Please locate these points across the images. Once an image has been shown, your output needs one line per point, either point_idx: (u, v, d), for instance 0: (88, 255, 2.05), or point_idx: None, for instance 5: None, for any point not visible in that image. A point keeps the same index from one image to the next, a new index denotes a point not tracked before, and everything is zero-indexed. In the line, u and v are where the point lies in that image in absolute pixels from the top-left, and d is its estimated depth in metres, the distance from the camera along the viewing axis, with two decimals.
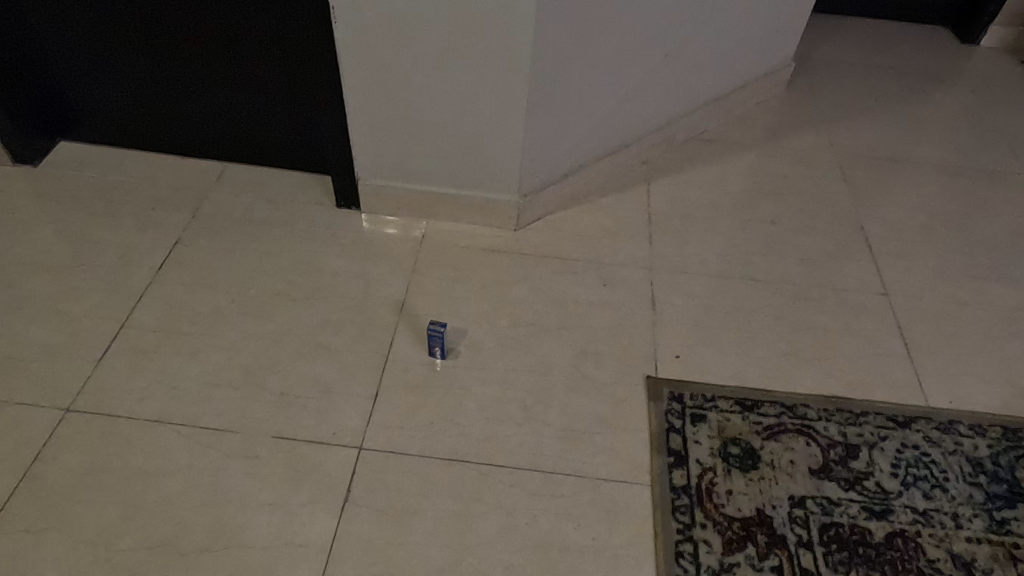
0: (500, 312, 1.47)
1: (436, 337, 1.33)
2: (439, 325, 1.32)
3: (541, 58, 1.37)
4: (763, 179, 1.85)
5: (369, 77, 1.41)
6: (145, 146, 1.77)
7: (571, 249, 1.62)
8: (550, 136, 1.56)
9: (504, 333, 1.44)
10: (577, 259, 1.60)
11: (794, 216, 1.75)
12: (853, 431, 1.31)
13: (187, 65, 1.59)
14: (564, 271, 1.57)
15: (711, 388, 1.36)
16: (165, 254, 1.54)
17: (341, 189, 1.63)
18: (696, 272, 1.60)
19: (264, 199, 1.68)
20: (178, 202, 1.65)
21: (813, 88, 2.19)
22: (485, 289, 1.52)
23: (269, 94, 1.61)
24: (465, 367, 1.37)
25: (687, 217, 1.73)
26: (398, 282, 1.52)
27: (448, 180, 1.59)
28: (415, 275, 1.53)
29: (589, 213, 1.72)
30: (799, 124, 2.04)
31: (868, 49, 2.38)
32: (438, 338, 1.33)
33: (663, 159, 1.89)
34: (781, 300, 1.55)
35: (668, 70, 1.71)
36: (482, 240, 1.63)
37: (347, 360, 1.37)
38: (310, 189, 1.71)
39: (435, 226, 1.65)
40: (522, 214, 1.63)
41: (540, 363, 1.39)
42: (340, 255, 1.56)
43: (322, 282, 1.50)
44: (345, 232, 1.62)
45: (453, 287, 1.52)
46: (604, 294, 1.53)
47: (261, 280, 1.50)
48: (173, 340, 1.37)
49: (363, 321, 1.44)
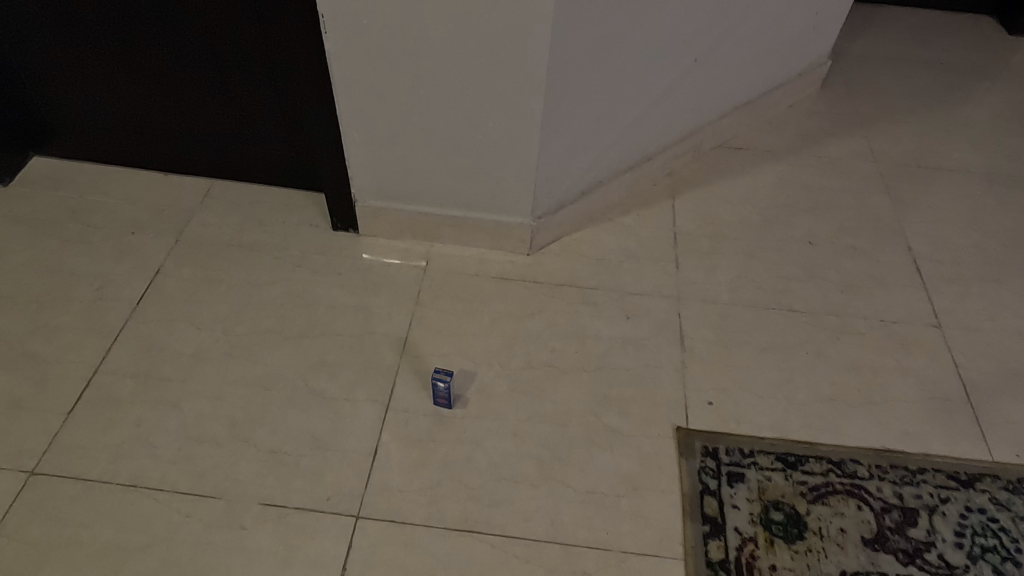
0: (512, 351, 1.33)
1: (439, 386, 1.21)
2: (444, 373, 1.20)
3: (558, 70, 1.21)
4: (799, 193, 1.69)
5: (365, 93, 1.26)
6: (126, 162, 1.63)
7: (591, 277, 1.47)
8: (567, 154, 1.40)
9: (518, 375, 1.30)
10: (597, 287, 1.45)
11: (836, 234, 1.59)
12: (909, 492, 1.17)
13: (167, 75, 1.44)
14: (583, 302, 1.43)
15: (748, 441, 1.22)
16: (144, 285, 1.40)
17: (338, 211, 1.49)
18: (728, 302, 1.44)
19: (254, 220, 1.54)
20: (160, 225, 1.51)
21: (850, 87, 2.01)
22: (497, 323, 1.38)
23: (258, 107, 1.46)
24: (473, 416, 1.23)
25: (717, 237, 1.57)
26: (400, 317, 1.37)
27: (454, 202, 1.44)
28: (419, 307, 1.39)
29: (610, 234, 1.56)
30: (837, 129, 1.87)
31: (908, 42, 2.19)
32: (442, 388, 1.21)
33: (688, 171, 1.72)
34: (824, 334, 1.40)
35: (697, 75, 1.54)
36: (492, 266, 1.48)
37: (343, 410, 1.23)
38: (304, 209, 1.57)
39: (441, 251, 1.50)
40: (536, 237, 1.49)
41: (558, 412, 1.25)
42: (337, 286, 1.42)
43: (316, 318, 1.36)
44: (342, 258, 1.47)
45: (461, 321, 1.37)
46: (627, 328, 1.38)
47: (249, 315, 1.36)
48: (152, 387, 1.24)
49: (361, 363, 1.30)
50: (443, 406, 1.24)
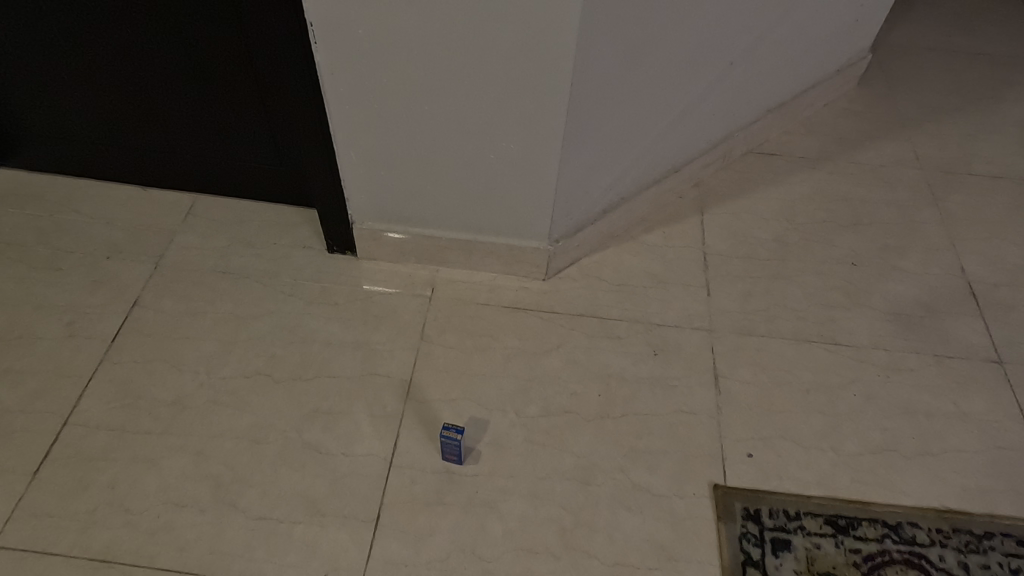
0: (528, 395, 1.20)
1: (450, 445, 1.08)
2: (454, 432, 1.06)
3: (582, 85, 1.06)
4: (839, 206, 1.54)
5: (362, 110, 1.11)
6: (102, 174, 1.48)
7: (614, 306, 1.34)
8: (589, 172, 1.26)
9: (536, 424, 1.17)
10: (620, 317, 1.32)
11: (881, 254, 1.45)
12: (976, 562, 1.05)
13: (141, 83, 1.28)
14: (605, 335, 1.29)
15: (794, 501, 1.10)
16: (119, 319, 1.26)
17: (334, 233, 1.35)
18: (765, 335, 1.31)
19: (242, 242, 1.39)
20: (138, 249, 1.37)
21: (891, 81, 1.85)
22: (511, 362, 1.24)
23: (243, 119, 1.31)
24: (486, 474, 1.11)
25: (750, 258, 1.43)
26: (404, 355, 1.24)
27: (462, 225, 1.30)
28: (425, 343, 1.26)
29: (633, 255, 1.42)
30: (877, 131, 1.71)
31: (951, 30, 2.02)
32: (453, 447, 1.08)
33: (717, 181, 1.58)
34: (871, 373, 1.26)
35: (731, 80, 1.39)
36: (504, 294, 1.34)
37: (341, 467, 1.10)
38: (296, 228, 1.42)
39: (448, 276, 1.37)
40: (553, 261, 1.35)
41: (581, 469, 1.12)
42: (333, 319, 1.29)
43: (311, 357, 1.23)
44: (339, 287, 1.34)
45: (471, 360, 1.24)
46: (655, 367, 1.25)
47: (236, 355, 1.23)
48: (127, 442, 1.11)
49: (361, 412, 1.17)
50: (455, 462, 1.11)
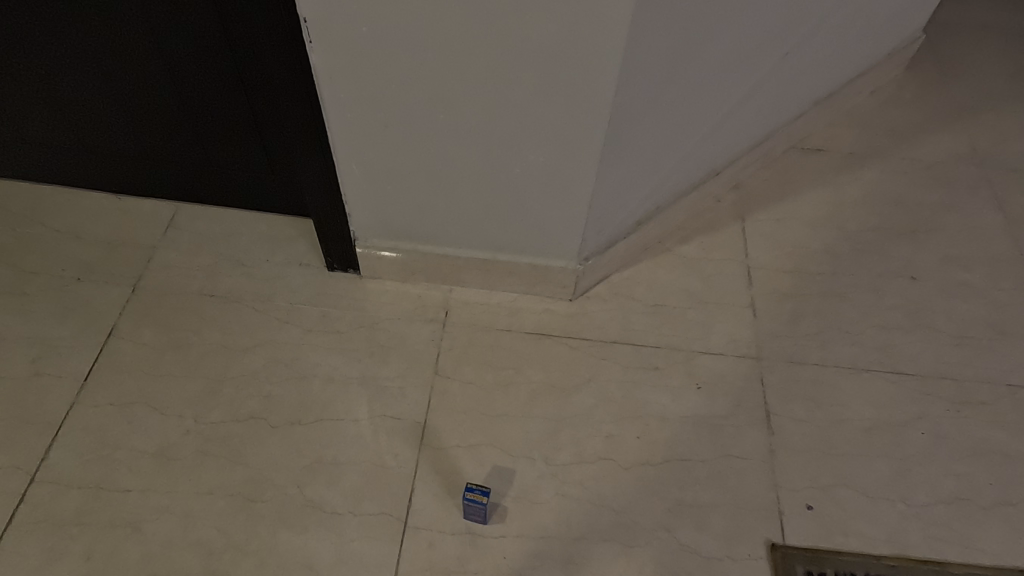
0: (558, 439, 1.07)
1: (477, 509, 0.96)
2: (481, 496, 0.94)
3: (627, 91, 0.91)
4: (893, 211, 1.39)
5: (367, 120, 0.96)
6: (70, 182, 1.31)
7: (649, 331, 1.20)
8: (626, 184, 1.11)
9: (568, 474, 1.03)
10: (657, 345, 1.18)
11: (942, 266, 1.31)
12: None
13: (109, 83, 1.12)
14: (641, 366, 1.15)
15: (861, 563, 0.98)
16: (94, 353, 1.12)
17: (335, 251, 1.20)
18: (819, 363, 1.17)
19: (232, 260, 1.24)
20: (114, 268, 1.22)
21: (944, 64, 1.68)
22: (537, 400, 1.11)
23: (230, 123, 1.15)
24: (514, 535, 0.98)
25: (798, 273, 1.29)
26: (416, 394, 1.10)
27: (481, 242, 1.15)
28: (439, 379, 1.12)
29: (668, 270, 1.28)
30: (931, 122, 1.55)
31: (1006, 6, 1.84)
32: (481, 511, 0.96)
33: (757, 183, 1.42)
34: (939, 406, 1.13)
35: (781, 74, 1.23)
36: (526, 319, 1.20)
37: (351, 529, 0.97)
38: (292, 242, 1.27)
39: (463, 298, 1.22)
40: (581, 280, 1.20)
41: (620, 528, 0.99)
42: (335, 351, 1.14)
43: (312, 396, 1.09)
44: (340, 312, 1.19)
45: (492, 398, 1.10)
46: (698, 403, 1.12)
47: (227, 395, 1.08)
48: (103, 503, 0.97)
49: (370, 462, 1.03)
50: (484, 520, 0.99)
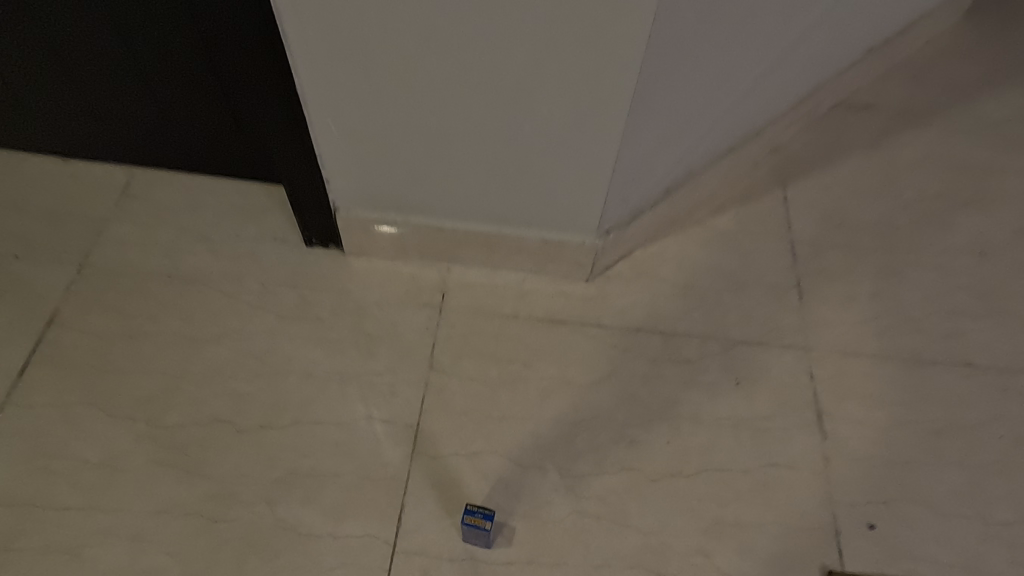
0: (574, 446, 0.91)
1: (480, 533, 0.81)
2: (483, 520, 0.79)
3: (666, 28, 0.73)
4: (956, 176, 1.21)
5: (342, 64, 0.78)
6: (9, 143, 1.14)
7: (679, 316, 1.03)
8: (656, 144, 0.93)
9: (586, 487, 0.88)
10: (687, 333, 1.02)
11: (1014, 240, 1.13)
12: None
13: (41, 21, 0.94)
14: (671, 359, 0.99)
15: None
16: (33, 344, 0.96)
17: (314, 223, 1.03)
18: (877, 354, 1.01)
19: (196, 234, 1.07)
20: (59, 244, 1.05)
21: (1008, 9, 1.47)
22: (549, 399, 0.95)
23: (187, 70, 0.97)
24: (523, 561, 0.83)
25: (849, 249, 1.12)
26: (408, 392, 0.94)
27: (484, 213, 0.98)
28: (436, 374, 0.96)
29: (700, 246, 1.11)
30: (996, 75, 1.36)
31: None
32: (485, 536, 0.81)
33: (800, 145, 1.24)
34: (1018, 405, 0.97)
35: (836, 14, 1.04)
36: (536, 302, 1.04)
37: (330, 556, 0.83)
38: (265, 214, 1.10)
39: (463, 279, 1.05)
40: (600, 257, 1.03)
41: (649, 552, 0.84)
42: (315, 341, 0.98)
43: (286, 395, 0.93)
44: (320, 295, 1.02)
45: (497, 397, 0.95)
46: (737, 403, 0.96)
47: (187, 393, 0.93)
48: (37, 526, 0.82)
49: (354, 474, 0.88)
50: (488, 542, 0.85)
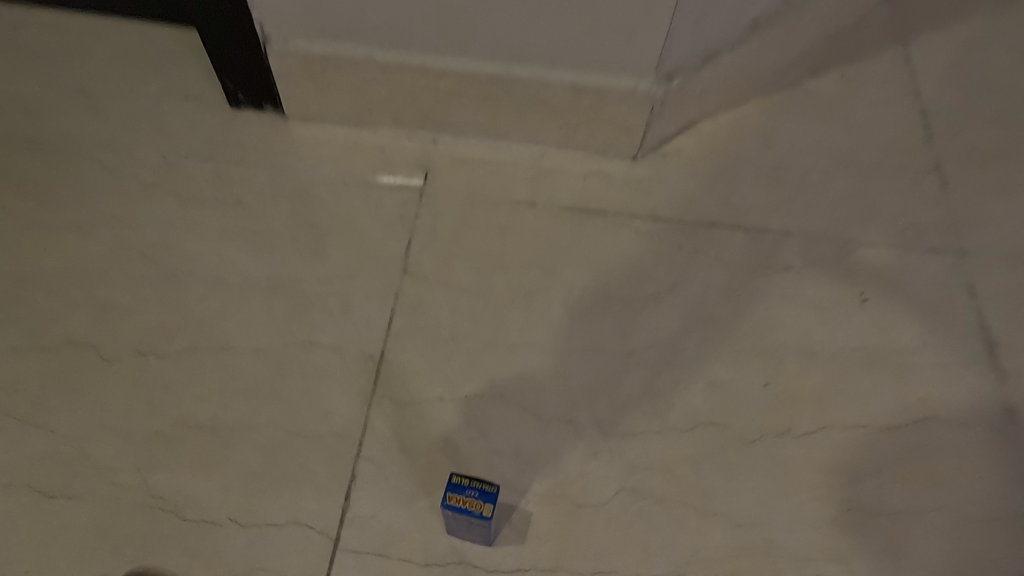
0: (623, 390, 0.59)
1: (476, 525, 0.48)
2: (479, 504, 0.46)
3: None
4: None
5: None
6: None
7: (770, 208, 0.71)
8: None
9: (642, 453, 0.56)
10: (783, 231, 0.69)
11: None
12: None
13: None
14: (761, 267, 0.67)
15: None
16: None
17: (236, 69, 0.69)
18: None
19: (68, 85, 0.74)
20: None
21: None
22: (582, 321, 0.63)
23: None
24: (544, 564, 0.53)
25: (1009, 120, 0.78)
26: (368, 307, 0.63)
27: (480, 42, 0.64)
28: (411, 283, 0.64)
29: (795, 114, 0.77)
30: None
31: None
32: (485, 528, 0.48)
33: None
34: None
35: None
36: (561, 187, 0.71)
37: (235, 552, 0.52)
38: (171, 59, 0.76)
39: (455, 154, 0.73)
40: (658, 122, 0.70)
41: (743, 555, 0.53)
42: (233, 233, 0.66)
43: (183, 310, 0.61)
44: (246, 171, 0.70)
45: (502, 317, 0.63)
46: (865, 330, 0.64)
47: (34, 307, 0.61)
48: None
49: (278, 429, 0.56)
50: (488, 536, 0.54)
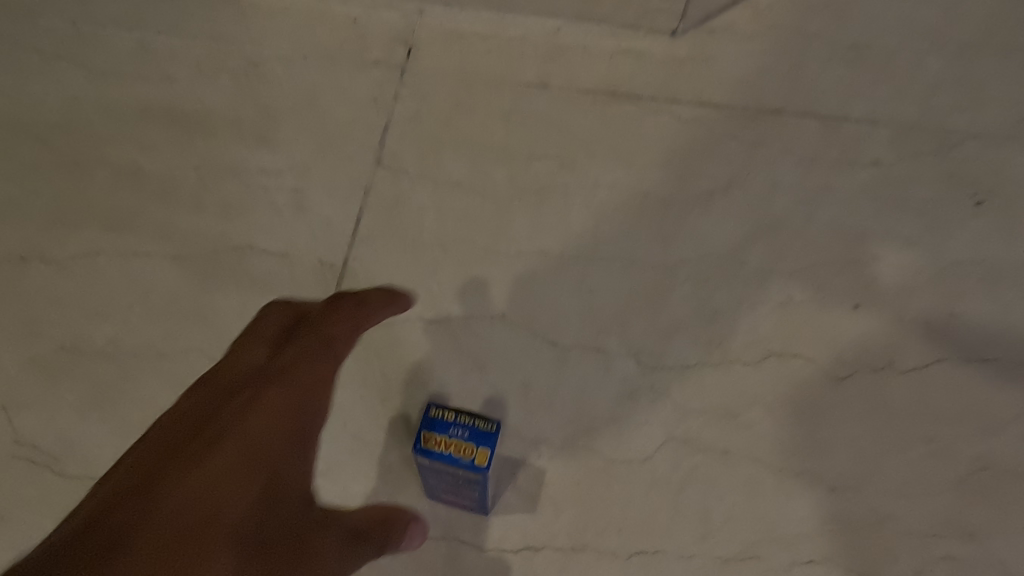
0: (666, 313, 0.44)
1: (465, 483, 0.34)
2: (467, 448, 0.31)
3: None
4: None
5: None
6: None
7: (855, 93, 0.54)
8: None
9: (695, 393, 0.41)
10: (871, 121, 0.53)
11: None
12: None
13: None
14: (842, 161, 0.51)
15: None
16: None
17: None
18: None
19: None
20: None
21: None
22: (611, 226, 0.47)
23: None
24: (561, 536, 0.38)
25: None
26: (330, 206, 0.48)
27: None
28: (386, 178, 0.49)
29: None
30: None
31: None
32: (478, 486, 0.34)
33: None
34: None
35: None
36: (582, 66, 0.54)
37: None
38: None
39: (447, 22, 0.54)
40: None
41: (835, 530, 0.39)
42: (154, 114, 0.50)
43: (82, 207, 0.47)
44: (181, 44, 0.52)
45: (506, 219, 0.47)
46: (982, 237, 0.49)
47: None
48: None
49: (201, 358, 0.42)
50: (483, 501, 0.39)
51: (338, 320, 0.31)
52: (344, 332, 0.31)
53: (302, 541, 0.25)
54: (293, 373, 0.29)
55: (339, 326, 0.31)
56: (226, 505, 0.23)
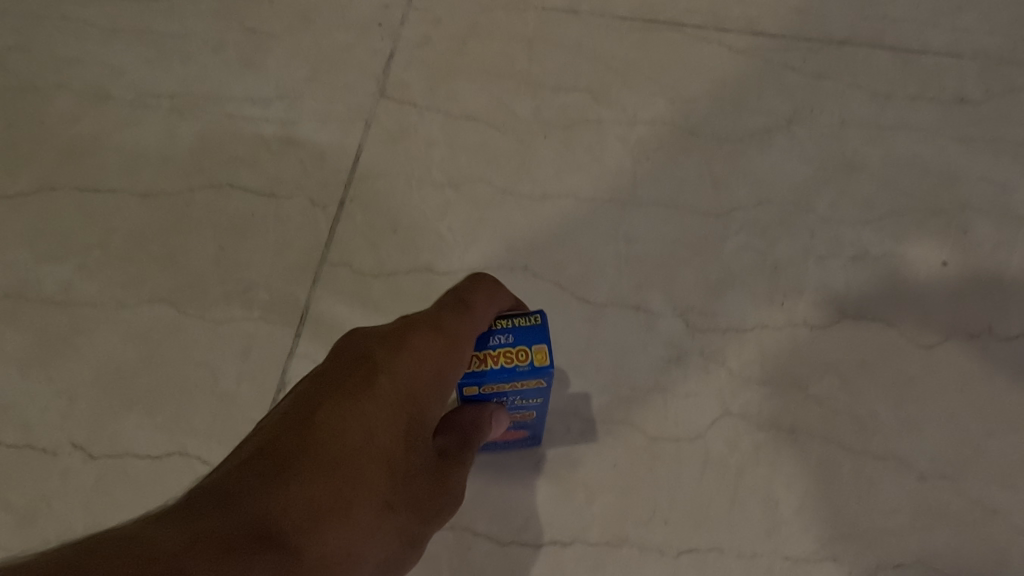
0: (720, 265, 0.37)
1: (522, 401, 0.27)
2: (519, 353, 0.25)
3: None
4: None
5: None
6: None
7: (946, 19, 0.44)
8: None
9: (755, 359, 0.35)
10: (976, 52, 0.43)
11: None
12: None
13: None
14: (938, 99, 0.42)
15: None
16: None
17: None
18: None
19: None
20: None
21: None
22: (654, 167, 0.40)
23: None
24: (596, 525, 0.32)
25: None
26: (324, 138, 0.41)
27: None
28: (390, 108, 0.41)
29: None
30: None
31: None
32: (540, 399, 0.28)
33: None
34: None
35: None
36: None
37: (81, 490, 0.33)
38: None
39: None
40: None
41: (927, 527, 0.32)
42: (125, 35, 0.43)
43: (40, 136, 0.41)
44: None
45: (530, 157, 0.40)
46: None
47: None
48: None
49: (170, 310, 0.36)
50: (515, 449, 0.33)
51: (474, 291, 0.26)
52: (481, 302, 0.25)
53: (441, 469, 0.24)
54: (441, 327, 0.24)
55: (474, 296, 0.26)
56: (379, 451, 0.22)
